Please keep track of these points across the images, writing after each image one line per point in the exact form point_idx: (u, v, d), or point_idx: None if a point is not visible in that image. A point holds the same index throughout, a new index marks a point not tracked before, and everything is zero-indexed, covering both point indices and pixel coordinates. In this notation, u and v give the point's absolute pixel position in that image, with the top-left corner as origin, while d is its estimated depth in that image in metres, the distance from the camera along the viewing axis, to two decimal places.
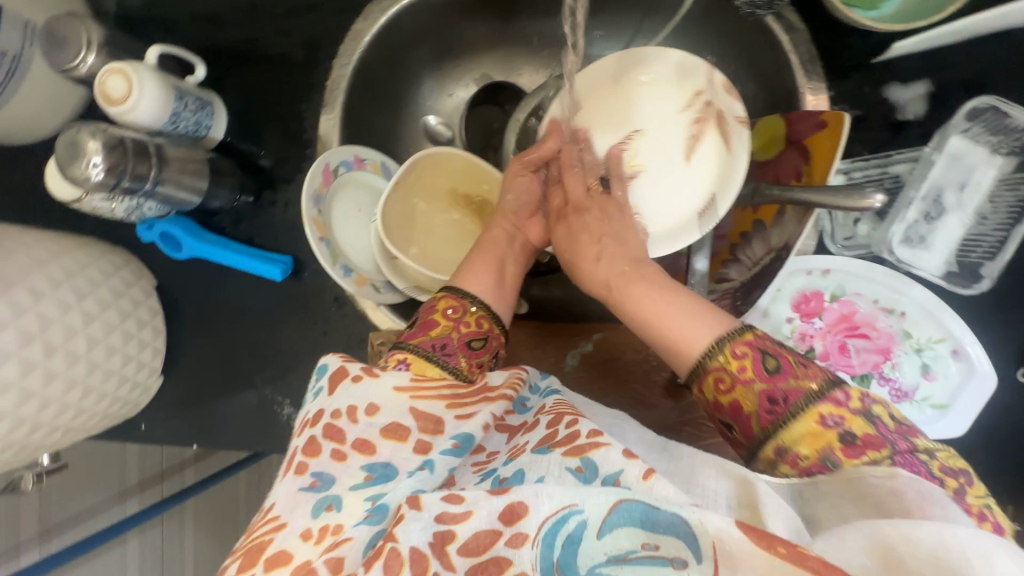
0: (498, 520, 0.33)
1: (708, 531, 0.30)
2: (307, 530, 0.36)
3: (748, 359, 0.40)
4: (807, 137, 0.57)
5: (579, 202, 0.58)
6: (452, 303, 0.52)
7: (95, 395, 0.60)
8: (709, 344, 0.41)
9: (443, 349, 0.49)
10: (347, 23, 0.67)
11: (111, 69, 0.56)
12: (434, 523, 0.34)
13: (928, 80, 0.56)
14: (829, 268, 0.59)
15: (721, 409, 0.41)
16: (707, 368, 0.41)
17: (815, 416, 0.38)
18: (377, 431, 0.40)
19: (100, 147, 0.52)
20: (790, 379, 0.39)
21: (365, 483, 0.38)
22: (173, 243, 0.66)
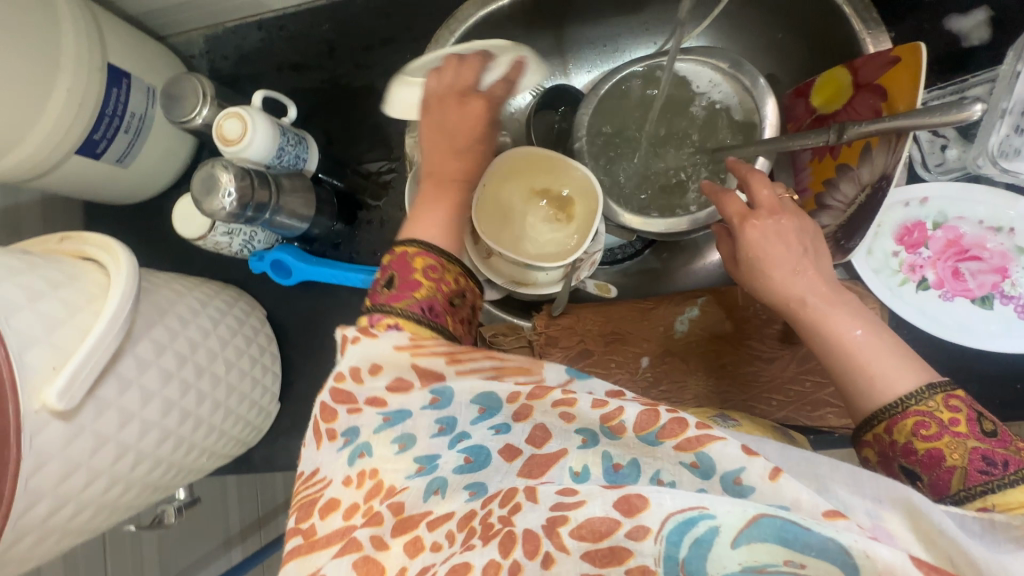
0: (614, 510, 0.32)
1: (875, 565, 0.26)
2: (347, 477, 0.38)
3: (961, 415, 0.41)
4: (879, 77, 0.59)
5: (768, 204, 0.49)
6: (429, 261, 0.50)
7: (231, 417, 0.62)
8: (917, 387, 0.42)
9: (431, 312, 0.48)
10: (420, 50, 0.74)
11: (227, 113, 0.61)
12: (547, 511, 0.33)
13: (987, 6, 0.59)
14: (926, 197, 0.59)
15: (917, 454, 0.41)
16: (911, 410, 0.42)
17: None
18: (383, 387, 0.40)
19: (232, 178, 0.57)
20: (1007, 449, 0.40)
21: (386, 424, 0.39)
22: (283, 270, 0.70)
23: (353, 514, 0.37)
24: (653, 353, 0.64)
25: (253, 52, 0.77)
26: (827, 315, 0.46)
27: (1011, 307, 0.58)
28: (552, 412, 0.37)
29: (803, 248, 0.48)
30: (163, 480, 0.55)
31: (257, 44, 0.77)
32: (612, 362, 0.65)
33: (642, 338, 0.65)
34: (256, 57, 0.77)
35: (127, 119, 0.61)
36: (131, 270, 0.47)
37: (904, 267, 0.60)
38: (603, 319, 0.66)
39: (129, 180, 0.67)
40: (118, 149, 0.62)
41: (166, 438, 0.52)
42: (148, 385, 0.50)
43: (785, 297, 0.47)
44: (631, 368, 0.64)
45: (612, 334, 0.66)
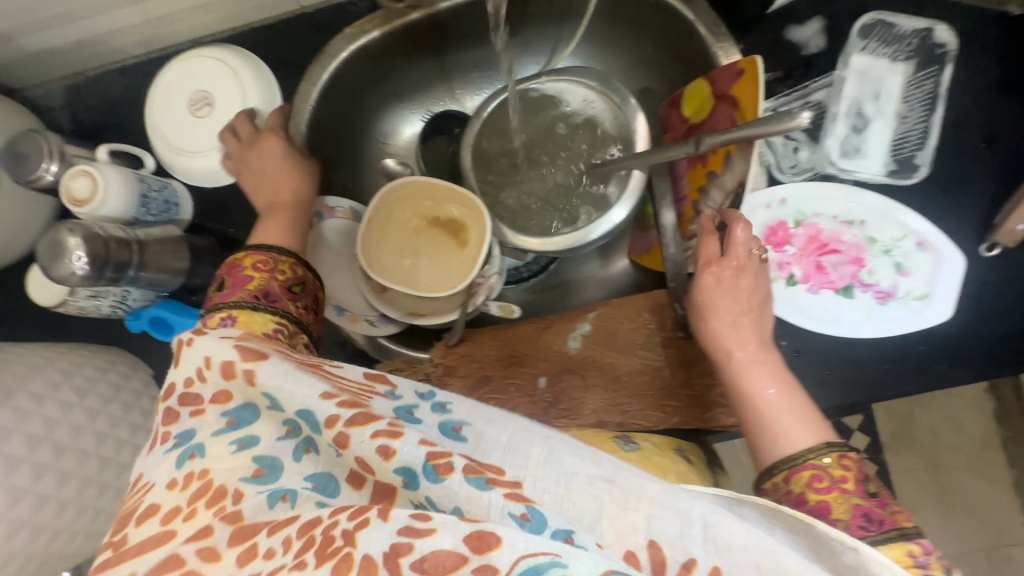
0: (463, 543, 0.28)
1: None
2: (173, 479, 0.36)
3: (851, 473, 0.44)
4: (731, 88, 0.62)
5: (739, 262, 0.54)
6: (259, 258, 0.54)
7: (112, 492, 0.59)
8: (816, 443, 0.45)
9: (267, 299, 0.52)
10: (293, 88, 0.72)
11: (74, 173, 0.59)
12: (393, 534, 0.29)
13: (820, 16, 0.63)
14: (785, 197, 0.62)
15: (808, 504, 0.44)
16: (806, 462, 0.45)
17: (905, 549, 0.41)
18: (220, 380, 0.39)
19: (81, 241, 0.54)
20: (884, 509, 0.43)
21: (226, 428, 0.37)
22: (165, 327, 0.67)
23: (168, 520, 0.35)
24: (549, 372, 0.65)
25: (117, 101, 0.73)
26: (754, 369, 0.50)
27: (870, 294, 0.61)
28: (369, 447, 0.33)
29: (750, 305, 0.53)
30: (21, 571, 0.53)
31: (121, 92, 0.73)
32: (512, 386, 0.65)
33: (539, 358, 0.65)
34: (121, 105, 0.73)
35: None
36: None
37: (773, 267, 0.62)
38: (499, 344, 0.67)
39: None
40: None
41: None
42: None
43: (715, 348, 0.52)
44: (530, 389, 0.65)
45: (510, 357, 0.66)
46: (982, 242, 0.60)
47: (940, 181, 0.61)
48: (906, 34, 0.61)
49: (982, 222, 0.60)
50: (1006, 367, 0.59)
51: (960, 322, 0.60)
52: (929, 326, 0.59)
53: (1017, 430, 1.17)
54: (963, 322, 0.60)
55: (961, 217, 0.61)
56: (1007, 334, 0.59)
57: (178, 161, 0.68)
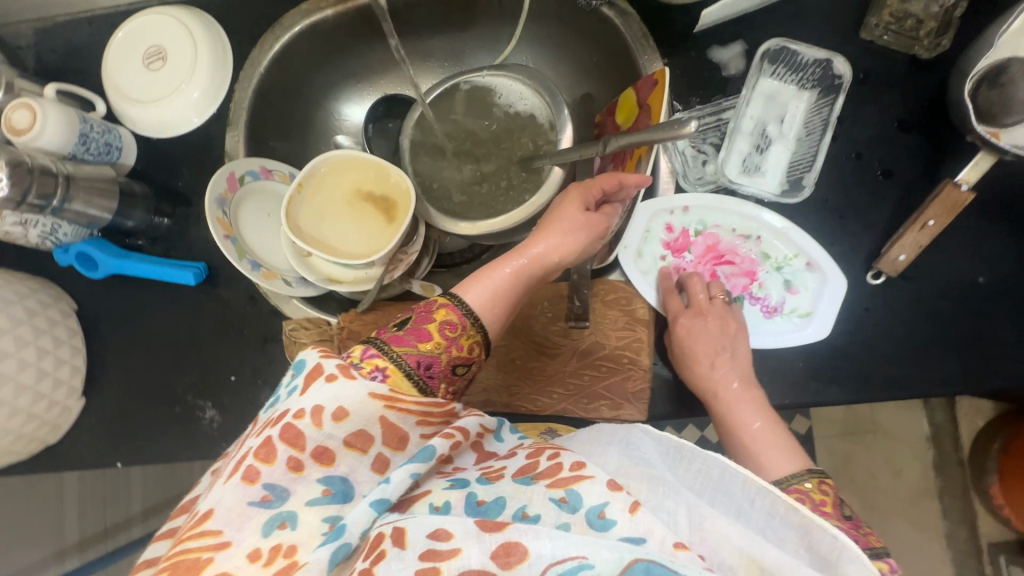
0: (489, 559, 0.34)
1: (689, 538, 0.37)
2: (255, 550, 0.37)
3: (828, 497, 0.48)
4: (648, 97, 0.65)
5: (701, 307, 0.62)
6: (451, 318, 0.52)
7: (7, 409, 0.62)
8: (800, 469, 0.51)
9: (426, 369, 0.50)
10: (247, 53, 0.75)
11: (17, 104, 0.63)
12: (416, 560, 0.35)
13: (742, 40, 0.66)
14: (688, 205, 0.65)
15: None
16: (789, 485, 0.49)
17: (882, 565, 0.43)
18: (341, 440, 0.43)
19: (4, 164, 0.57)
20: (860, 530, 0.47)
21: (323, 499, 0.41)
22: (90, 262, 0.70)
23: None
24: None
25: (81, 47, 0.77)
26: (738, 402, 0.58)
27: (758, 307, 0.64)
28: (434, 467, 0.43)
29: (722, 346, 0.60)
30: None
31: (86, 39, 0.77)
32: None
33: None
34: (84, 51, 0.77)
35: None
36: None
37: (665, 270, 0.66)
38: None
39: None
40: None
41: None
42: None
43: (705, 387, 0.59)
44: None
45: None
46: (869, 270, 0.63)
47: (837, 208, 0.63)
48: (811, 64, 0.64)
49: (871, 249, 0.63)
50: (877, 390, 0.62)
51: (841, 344, 0.62)
52: (806, 342, 0.62)
53: (953, 481, 1.17)
54: (844, 344, 0.62)
55: (853, 244, 0.63)
56: (880, 359, 0.62)
57: (134, 112, 0.72)
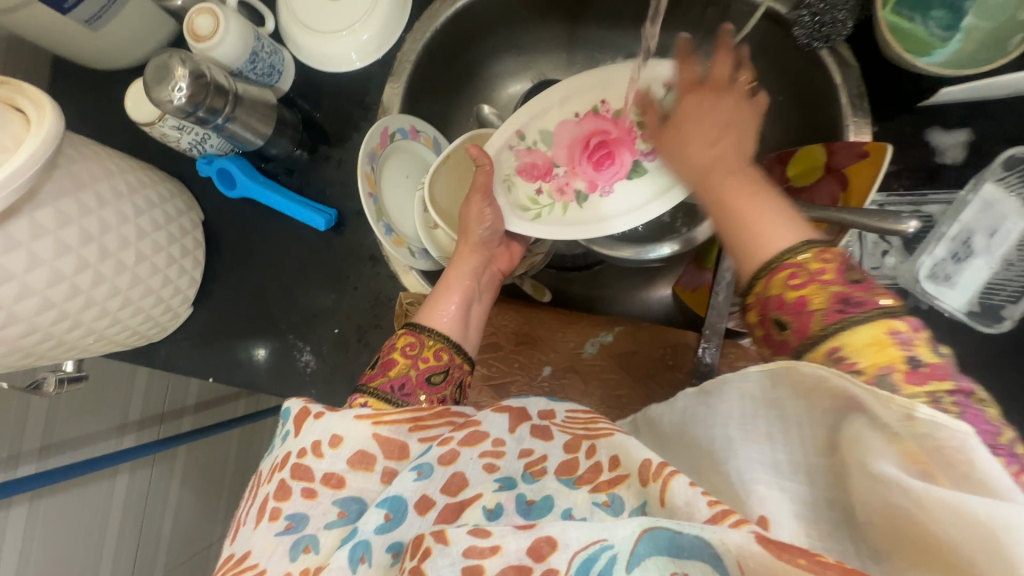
0: (526, 556, 0.32)
1: (731, 552, 0.29)
2: (287, 574, 0.38)
3: (831, 265, 0.39)
4: (846, 167, 0.59)
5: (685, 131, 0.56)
6: (410, 341, 0.55)
7: (131, 308, 0.62)
8: (794, 243, 0.41)
9: (402, 390, 0.53)
10: (426, 4, 0.71)
11: (200, 10, 0.61)
12: (461, 559, 0.33)
13: (970, 129, 0.59)
14: (518, 128, 0.67)
15: (785, 305, 0.40)
16: (781, 264, 0.41)
17: (886, 327, 0.36)
18: (343, 463, 0.41)
19: (187, 74, 0.56)
20: (867, 292, 0.38)
21: (338, 521, 0.39)
22: (229, 180, 0.69)
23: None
24: (557, 365, 0.65)
25: None
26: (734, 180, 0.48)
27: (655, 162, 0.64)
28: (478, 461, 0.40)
29: (725, 126, 0.51)
30: (38, 347, 0.55)
31: None
32: (517, 362, 0.66)
33: (555, 348, 0.66)
34: None
35: None
36: (52, 136, 0.46)
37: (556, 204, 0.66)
38: (521, 321, 0.68)
39: (99, 46, 0.65)
40: (88, 11, 0.59)
41: (48, 309, 0.52)
42: (39, 252, 0.49)
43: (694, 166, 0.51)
44: (532, 375, 0.65)
45: (525, 336, 0.67)
46: None
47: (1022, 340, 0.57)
48: None
49: None
50: None
51: None
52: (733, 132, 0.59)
53: None
54: None
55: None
56: None
57: (303, 38, 0.69)
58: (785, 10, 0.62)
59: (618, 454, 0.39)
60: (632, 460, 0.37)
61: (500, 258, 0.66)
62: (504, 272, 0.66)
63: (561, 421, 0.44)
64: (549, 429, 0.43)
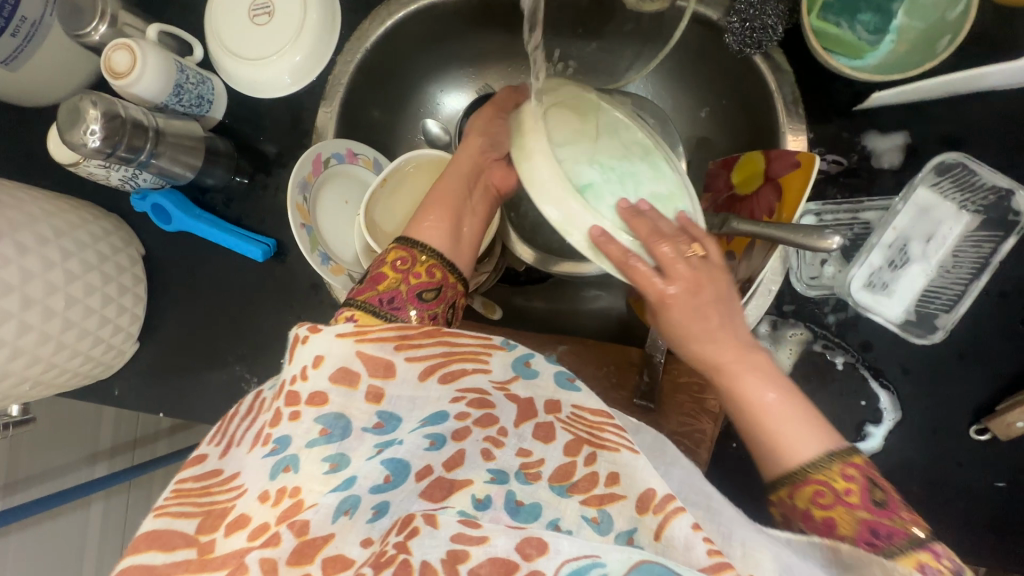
0: (515, 552, 0.35)
1: None
2: (264, 492, 0.36)
3: (855, 484, 0.41)
4: (782, 175, 0.58)
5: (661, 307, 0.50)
6: (401, 254, 0.55)
7: (68, 352, 0.61)
8: (818, 456, 0.42)
9: (391, 303, 0.53)
10: (357, 23, 0.70)
11: (117, 45, 0.60)
12: (448, 542, 0.36)
13: (907, 132, 0.58)
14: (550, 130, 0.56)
15: (812, 519, 0.41)
16: (808, 478, 0.41)
17: (916, 561, 0.36)
18: (327, 381, 0.41)
19: (99, 116, 0.54)
20: (891, 518, 0.39)
21: (321, 439, 0.39)
22: (164, 215, 0.68)
23: (260, 537, 0.35)
24: None
25: None
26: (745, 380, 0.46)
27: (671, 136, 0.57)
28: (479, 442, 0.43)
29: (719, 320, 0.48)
30: None
31: None
32: None
33: None
34: None
35: (14, 23, 0.56)
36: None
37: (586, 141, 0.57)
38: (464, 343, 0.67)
39: (21, 85, 0.63)
40: (1, 53, 0.58)
41: None
42: None
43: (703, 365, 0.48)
44: None
45: None
46: (975, 424, 0.56)
47: (962, 347, 0.57)
48: (984, 187, 0.56)
49: (982, 400, 0.56)
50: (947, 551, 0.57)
51: (917, 491, 0.57)
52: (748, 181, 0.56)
53: None
54: (923, 494, 0.57)
55: (968, 392, 0.57)
56: (958, 522, 0.57)
57: (232, 66, 0.68)
58: (717, 15, 0.61)
59: (617, 473, 0.40)
60: (635, 485, 0.39)
61: (496, 171, 0.63)
62: (496, 187, 0.63)
63: (565, 417, 0.44)
64: (552, 429, 0.43)
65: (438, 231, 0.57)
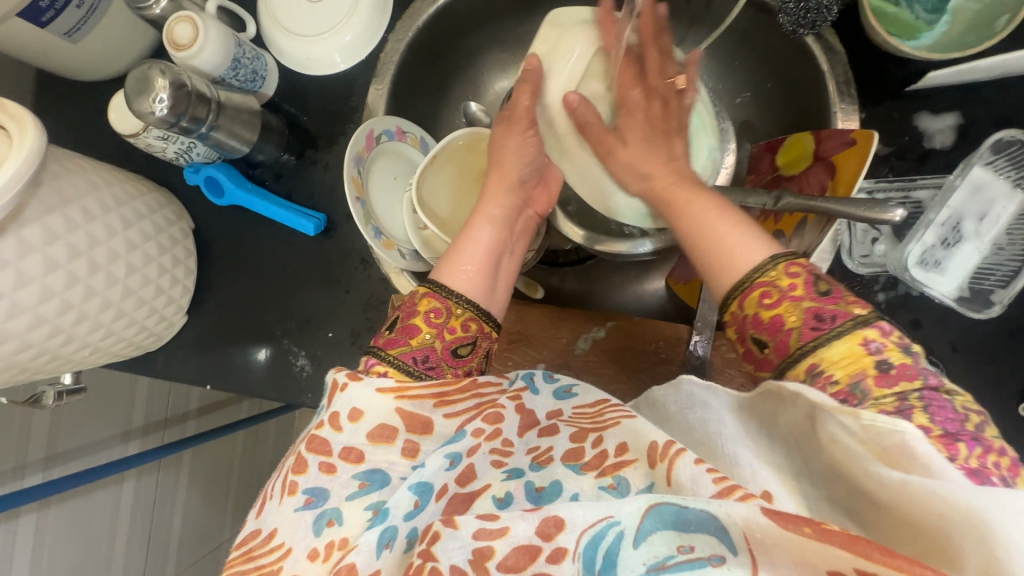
0: (536, 536, 0.34)
1: (737, 523, 0.29)
2: (313, 550, 0.37)
3: (799, 278, 0.42)
4: (834, 154, 0.58)
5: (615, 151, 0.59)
6: (435, 304, 0.50)
7: (124, 320, 0.62)
8: (765, 260, 0.43)
9: (425, 363, 0.48)
10: (408, 3, 0.71)
11: (178, 18, 0.61)
12: (473, 542, 0.34)
13: (959, 112, 0.58)
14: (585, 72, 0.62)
15: (761, 323, 0.42)
16: (756, 282, 0.42)
17: (860, 338, 0.38)
18: (363, 437, 0.40)
19: (168, 84, 0.55)
20: (838, 304, 0.40)
21: (360, 492, 0.38)
22: (217, 189, 0.69)
23: None
24: (551, 363, 0.65)
25: None
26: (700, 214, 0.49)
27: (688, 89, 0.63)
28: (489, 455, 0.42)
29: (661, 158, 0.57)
30: (32, 362, 0.56)
31: None
32: (511, 360, 0.66)
33: (548, 345, 0.66)
34: None
35: None
36: (34, 154, 0.45)
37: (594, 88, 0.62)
38: (515, 318, 0.67)
39: (80, 56, 0.64)
40: (67, 23, 0.58)
41: (39, 325, 0.53)
42: (28, 270, 0.50)
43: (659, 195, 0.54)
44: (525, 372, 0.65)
45: (518, 335, 0.66)
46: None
47: (1012, 325, 0.57)
48: None
49: None
50: None
51: None
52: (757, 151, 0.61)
53: None
54: None
55: (1018, 369, 0.57)
56: None
57: (286, 43, 0.69)
58: None
59: (625, 442, 0.39)
60: (640, 443, 0.38)
61: (537, 197, 0.63)
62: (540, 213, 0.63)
63: (568, 417, 0.45)
64: (555, 426, 0.44)
65: (475, 286, 0.52)
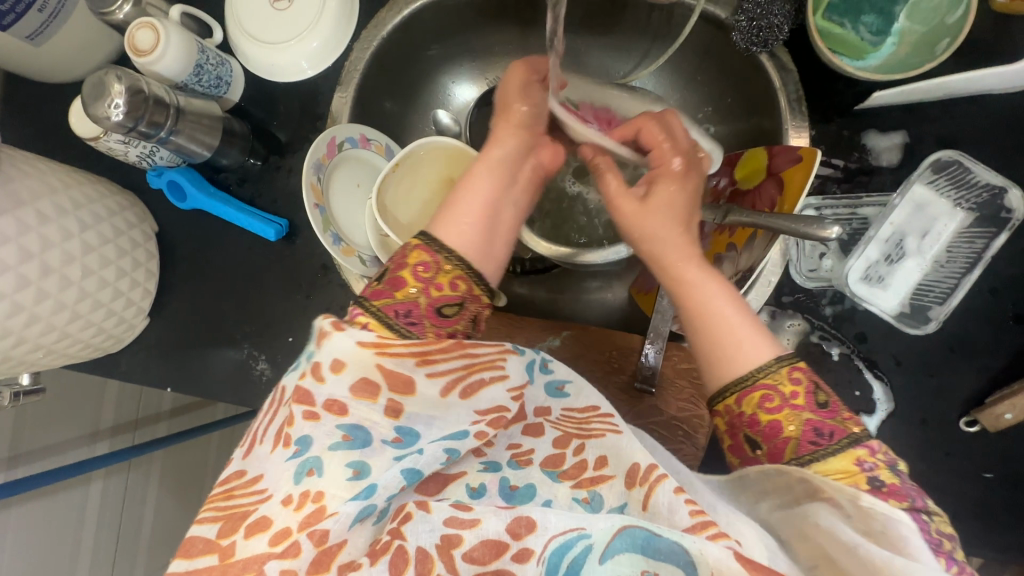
0: (507, 533, 0.37)
1: (708, 561, 0.33)
2: (288, 496, 0.35)
3: (801, 386, 0.44)
4: (783, 170, 0.59)
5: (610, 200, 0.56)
6: (424, 259, 0.47)
7: (80, 322, 0.62)
8: (770, 360, 0.45)
9: (407, 318, 0.45)
10: (374, 12, 0.72)
11: (141, 24, 0.61)
12: (442, 528, 0.37)
13: (905, 131, 0.59)
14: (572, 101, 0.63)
15: (759, 424, 0.45)
16: (757, 383, 0.45)
17: (852, 457, 0.42)
18: (346, 390, 0.38)
19: (124, 90, 0.56)
20: (833, 418, 0.43)
21: (343, 444, 0.37)
22: (179, 192, 0.70)
23: (282, 542, 0.33)
24: None
25: None
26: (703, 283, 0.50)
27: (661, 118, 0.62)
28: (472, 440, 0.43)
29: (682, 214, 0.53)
30: None
31: None
32: None
33: None
34: None
35: None
36: None
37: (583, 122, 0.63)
38: None
39: (42, 60, 0.64)
40: (28, 27, 0.59)
41: None
42: None
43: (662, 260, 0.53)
44: None
45: None
46: (965, 415, 0.58)
47: (954, 341, 0.59)
48: (978, 184, 0.59)
49: (972, 393, 0.58)
50: None
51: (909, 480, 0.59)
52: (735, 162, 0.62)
53: None
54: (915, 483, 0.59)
55: (959, 384, 0.58)
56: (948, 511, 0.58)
57: (252, 50, 0.69)
58: (722, 15, 0.61)
59: (606, 457, 0.42)
60: (621, 462, 0.41)
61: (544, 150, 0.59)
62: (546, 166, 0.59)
63: (555, 418, 0.46)
64: (542, 426, 0.45)
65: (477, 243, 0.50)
